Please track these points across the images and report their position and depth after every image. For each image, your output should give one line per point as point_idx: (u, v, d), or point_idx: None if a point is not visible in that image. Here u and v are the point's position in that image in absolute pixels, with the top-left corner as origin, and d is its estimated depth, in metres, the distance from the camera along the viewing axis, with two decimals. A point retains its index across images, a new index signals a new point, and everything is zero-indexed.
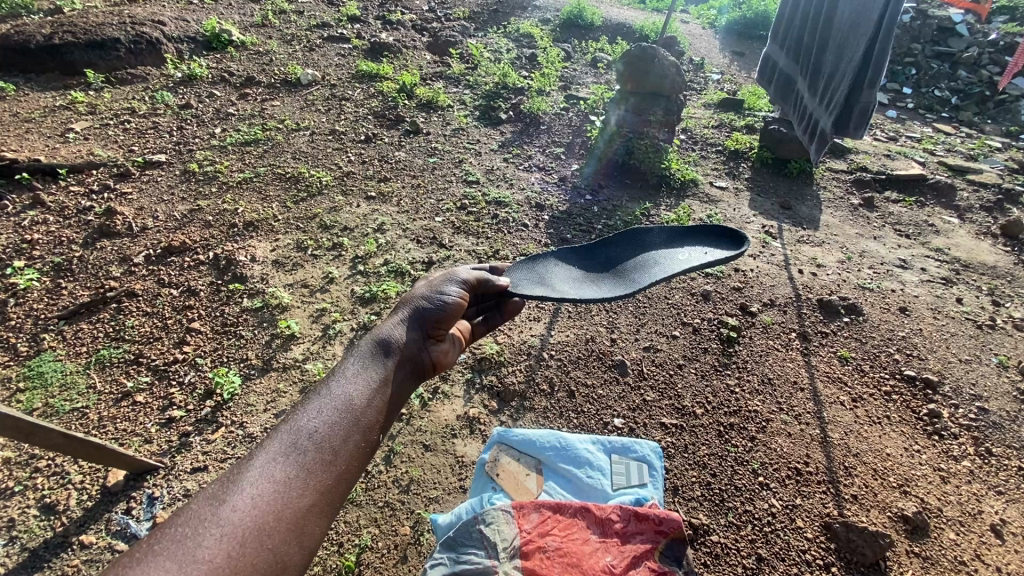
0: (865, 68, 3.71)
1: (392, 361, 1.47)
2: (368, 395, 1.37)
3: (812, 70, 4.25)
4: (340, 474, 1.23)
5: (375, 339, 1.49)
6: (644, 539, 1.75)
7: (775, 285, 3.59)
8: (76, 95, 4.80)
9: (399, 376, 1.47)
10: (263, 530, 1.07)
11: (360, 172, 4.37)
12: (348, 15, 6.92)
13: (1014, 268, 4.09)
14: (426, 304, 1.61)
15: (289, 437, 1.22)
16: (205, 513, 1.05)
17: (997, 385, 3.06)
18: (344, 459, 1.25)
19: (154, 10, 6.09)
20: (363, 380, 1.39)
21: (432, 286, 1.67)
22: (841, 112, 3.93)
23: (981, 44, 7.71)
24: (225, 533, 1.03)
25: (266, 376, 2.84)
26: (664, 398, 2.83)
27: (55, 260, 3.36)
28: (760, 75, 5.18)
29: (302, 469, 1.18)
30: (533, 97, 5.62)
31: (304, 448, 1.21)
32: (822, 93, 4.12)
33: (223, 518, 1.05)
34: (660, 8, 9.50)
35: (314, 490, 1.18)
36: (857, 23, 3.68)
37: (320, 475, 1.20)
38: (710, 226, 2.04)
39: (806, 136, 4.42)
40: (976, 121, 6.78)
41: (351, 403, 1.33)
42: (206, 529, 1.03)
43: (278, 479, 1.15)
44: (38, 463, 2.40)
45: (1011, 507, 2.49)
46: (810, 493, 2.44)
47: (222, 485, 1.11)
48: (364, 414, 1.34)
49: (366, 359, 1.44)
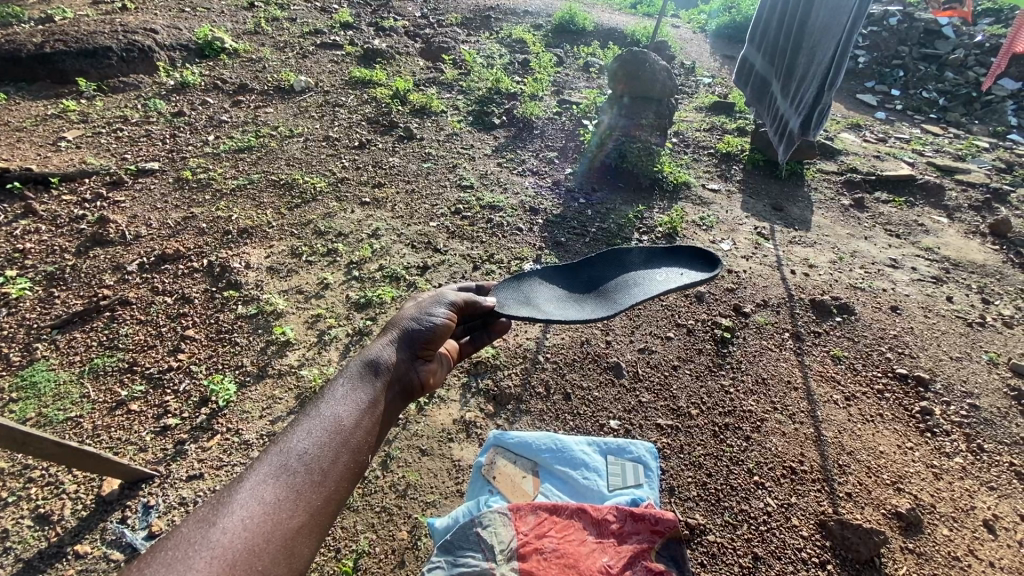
0: (831, 71, 3.86)
1: (381, 381, 1.48)
2: (356, 416, 1.38)
3: (786, 70, 4.31)
4: (329, 493, 1.24)
5: (365, 360, 1.50)
6: (640, 540, 1.76)
7: (769, 286, 3.62)
8: (68, 104, 4.79)
9: (388, 397, 1.49)
10: (253, 552, 1.07)
11: (354, 178, 4.38)
12: (341, 22, 6.95)
13: (1002, 267, 4.14)
14: (415, 325, 1.62)
15: (279, 458, 1.23)
16: (196, 536, 1.05)
17: (988, 382, 3.10)
18: (333, 478, 1.26)
19: (146, 19, 6.11)
20: (353, 401, 1.40)
21: (420, 308, 1.68)
22: (806, 113, 4.08)
23: (967, 46, 7.82)
24: (215, 555, 1.03)
25: (261, 383, 2.83)
26: (660, 399, 2.85)
27: (47, 269, 3.35)
28: (739, 77, 5.18)
29: (292, 489, 1.19)
30: (526, 101, 5.66)
31: (294, 469, 1.22)
32: (792, 95, 4.23)
33: (213, 541, 1.05)
34: (652, 13, 9.58)
35: (304, 510, 1.18)
36: (828, 24, 3.79)
37: (309, 494, 1.21)
38: (687, 248, 2.03)
39: (775, 137, 4.50)
40: (963, 122, 6.88)
41: (339, 424, 1.34)
42: (197, 550, 1.03)
43: (268, 500, 1.15)
44: (32, 473, 2.38)
45: (1003, 502, 2.52)
46: (805, 492, 2.46)
47: (211, 508, 1.11)
48: (353, 435, 1.35)
49: (355, 379, 1.45)
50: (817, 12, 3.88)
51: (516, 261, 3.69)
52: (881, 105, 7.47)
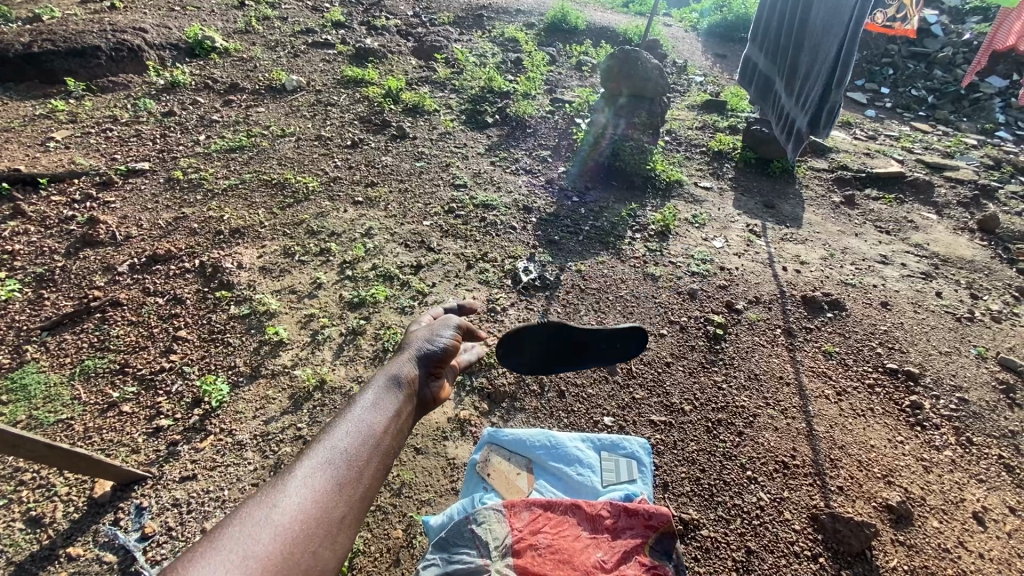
0: (837, 68, 3.93)
1: (407, 392, 1.48)
2: (389, 420, 1.37)
3: (788, 69, 4.36)
4: (369, 489, 1.23)
5: (390, 371, 1.50)
6: (634, 534, 1.76)
7: (760, 283, 3.65)
8: (56, 104, 4.74)
9: (413, 408, 1.48)
10: (305, 538, 1.07)
11: (347, 177, 4.36)
12: (333, 21, 6.92)
13: (990, 262, 4.19)
14: (430, 344, 1.63)
15: (324, 451, 1.23)
16: (257, 515, 1.05)
17: (977, 376, 3.13)
18: (372, 475, 1.25)
19: (135, 18, 6.06)
20: (385, 406, 1.40)
21: (431, 331, 1.70)
22: (814, 111, 4.12)
23: (955, 44, 7.90)
24: (275, 537, 1.04)
25: (254, 383, 2.82)
26: (653, 395, 2.86)
27: (37, 270, 3.33)
28: (739, 78, 5.17)
29: (338, 482, 1.19)
30: (519, 100, 5.66)
31: (338, 463, 1.22)
32: (797, 93, 4.25)
33: (273, 522, 1.06)
34: (644, 12, 9.60)
35: (348, 504, 1.18)
36: (830, 23, 3.87)
37: (352, 488, 1.20)
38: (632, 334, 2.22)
39: (781, 135, 4.51)
40: (951, 120, 6.96)
41: (375, 426, 1.34)
42: (258, 530, 1.03)
43: (318, 490, 1.15)
44: (24, 475, 2.36)
45: (992, 494, 2.55)
46: (797, 486, 2.48)
47: (267, 493, 1.11)
48: (386, 437, 1.34)
49: (384, 387, 1.45)
50: (818, 10, 3.95)
51: (510, 259, 3.70)
52: (871, 103, 7.53)
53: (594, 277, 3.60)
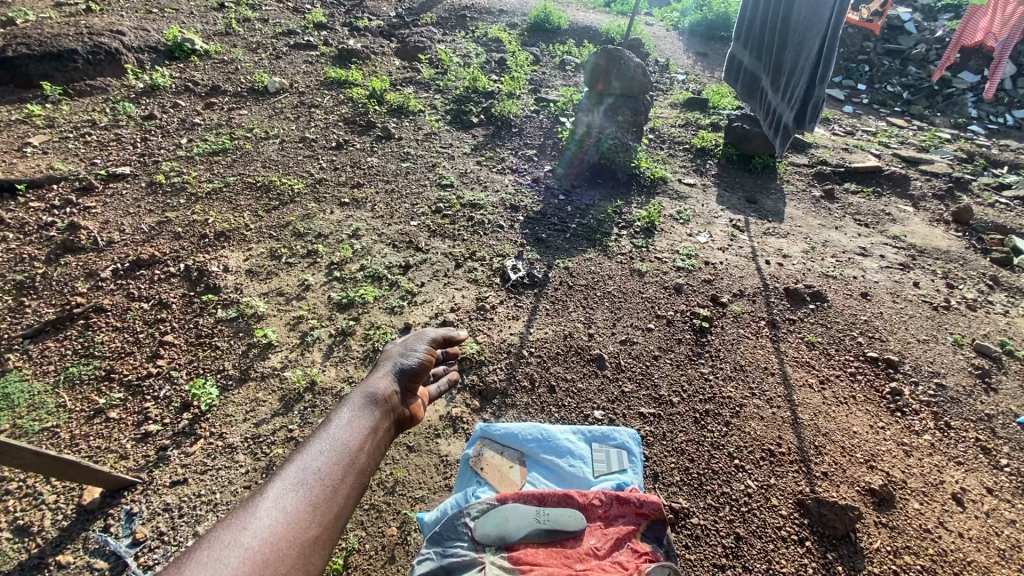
0: (820, 63, 3.93)
1: (380, 410, 1.58)
2: (360, 440, 1.47)
3: (775, 65, 4.40)
4: (339, 508, 1.32)
5: (364, 391, 1.60)
6: (626, 522, 1.80)
7: (744, 277, 3.72)
8: (33, 109, 4.66)
9: (387, 425, 1.58)
10: (277, 556, 1.16)
11: (332, 179, 4.36)
12: (314, 22, 6.90)
13: (965, 252, 4.32)
14: (404, 360, 1.75)
15: (296, 473, 1.33)
16: (227, 538, 1.14)
17: (954, 362, 3.23)
18: (344, 494, 1.36)
19: (112, 20, 5.99)
20: (358, 425, 1.50)
21: (405, 346, 1.83)
22: (800, 106, 4.16)
23: (929, 40, 8.07)
24: (246, 555, 1.12)
25: (244, 386, 2.81)
26: (642, 388, 2.91)
27: (17, 278, 3.27)
28: (727, 75, 5.26)
29: (309, 502, 1.28)
30: (503, 99, 5.69)
31: (309, 484, 1.32)
32: (785, 88, 4.29)
33: (244, 544, 1.14)
34: (626, 11, 9.67)
35: (319, 522, 1.27)
36: (811, 22, 3.93)
37: (323, 507, 1.30)
38: None
39: (770, 130, 4.60)
40: (925, 115, 7.15)
41: (346, 445, 1.44)
42: (229, 551, 1.11)
43: (289, 511, 1.25)
44: (9, 485, 2.33)
45: (970, 476, 2.63)
46: (784, 473, 2.53)
47: (240, 514, 1.20)
48: (358, 456, 1.44)
49: (358, 407, 1.55)
50: (800, 8, 4.03)
51: (498, 257, 3.72)
52: (848, 99, 7.69)
53: (582, 273, 3.64)
